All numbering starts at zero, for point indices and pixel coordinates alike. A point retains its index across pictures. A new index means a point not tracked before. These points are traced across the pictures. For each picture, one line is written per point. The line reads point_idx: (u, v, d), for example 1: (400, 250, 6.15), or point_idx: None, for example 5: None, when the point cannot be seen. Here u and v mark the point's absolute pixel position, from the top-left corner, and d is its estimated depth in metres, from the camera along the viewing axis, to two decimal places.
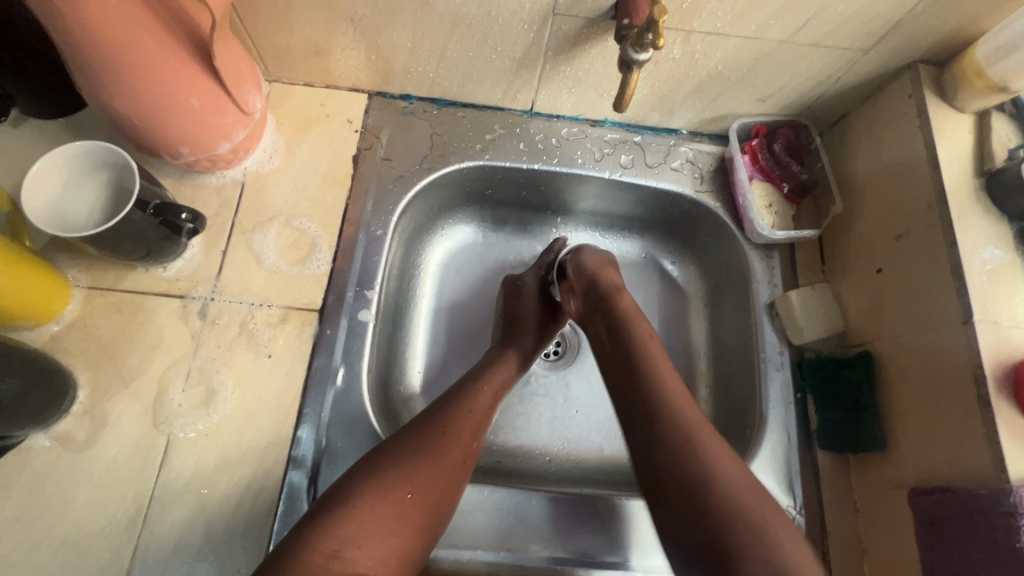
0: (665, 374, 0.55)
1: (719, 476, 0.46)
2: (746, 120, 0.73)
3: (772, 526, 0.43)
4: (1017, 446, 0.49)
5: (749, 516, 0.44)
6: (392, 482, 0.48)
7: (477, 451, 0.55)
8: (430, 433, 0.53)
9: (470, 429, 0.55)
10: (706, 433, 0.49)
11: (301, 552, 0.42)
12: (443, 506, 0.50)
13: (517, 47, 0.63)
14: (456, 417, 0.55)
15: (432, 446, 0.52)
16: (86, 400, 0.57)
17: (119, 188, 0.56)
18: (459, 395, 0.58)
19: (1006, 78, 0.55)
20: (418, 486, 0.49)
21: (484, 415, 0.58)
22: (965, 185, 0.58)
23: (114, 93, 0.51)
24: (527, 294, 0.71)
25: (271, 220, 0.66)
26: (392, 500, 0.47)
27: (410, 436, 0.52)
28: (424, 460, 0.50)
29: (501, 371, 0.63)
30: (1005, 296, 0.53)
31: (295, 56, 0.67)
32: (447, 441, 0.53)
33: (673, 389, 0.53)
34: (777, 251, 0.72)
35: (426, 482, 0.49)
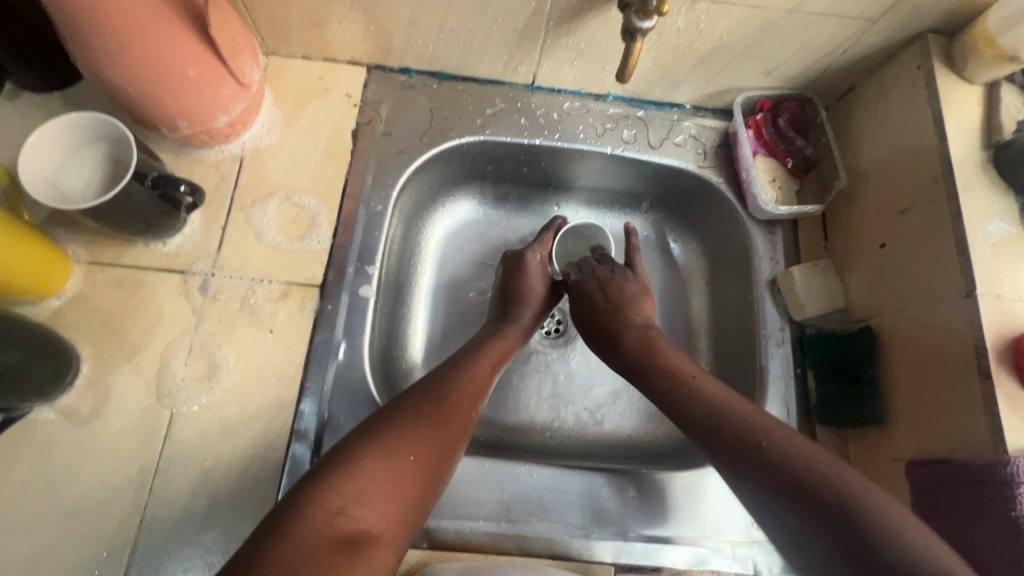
0: (721, 394, 0.54)
1: (810, 469, 0.45)
2: (751, 94, 0.72)
3: (881, 510, 0.41)
4: (1016, 418, 0.49)
5: (856, 505, 0.42)
6: (395, 445, 0.48)
7: (473, 421, 0.56)
8: (431, 400, 0.53)
9: (467, 399, 0.56)
10: (781, 435, 0.48)
11: (304, 509, 0.43)
12: (441, 470, 0.51)
13: (518, 17, 0.61)
14: (457, 386, 0.56)
15: (434, 412, 0.52)
16: (89, 374, 0.57)
17: (116, 160, 0.56)
18: (458, 365, 0.59)
19: (1017, 47, 0.54)
20: (420, 449, 0.49)
21: (482, 387, 0.58)
22: (972, 157, 0.57)
23: (107, 63, 0.50)
24: (527, 271, 0.70)
25: (271, 195, 0.66)
26: (395, 461, 0.47)
27: (411, 402, 0.53)
28: (425, 426, 0.51)
29: (501, 342, 0.64)
30: (1009, 270, 0.53)
31: (292, 28, 0.65)
32: (447, 409, 0.53)
33: (735, 405, 0.53)
34: (779, 227, 0.71)
35: (427, 445, 0.50)
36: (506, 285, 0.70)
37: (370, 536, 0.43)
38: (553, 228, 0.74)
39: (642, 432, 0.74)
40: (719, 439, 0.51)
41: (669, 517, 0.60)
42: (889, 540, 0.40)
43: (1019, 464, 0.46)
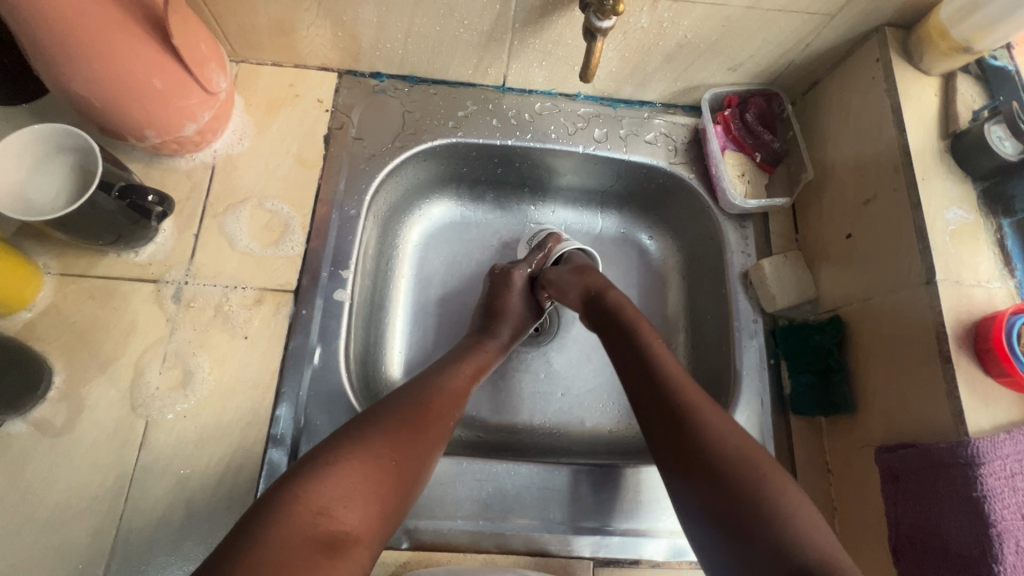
0: (670, 368, 0.56)
1: (730, 452, 0.48)
2: (719, 90, 0.73)
3: (783, 498, 0.45)
4: (977, 401, 0.50)
5: (757, 487, 0.46)
6: (378, 446, 0.49)
7: (454, 424, 0.56)
8: (418, 402, 0.54)
9: (449, 402, 0.56)
10: (715, 423, 0.50)
11: (287, 507, 0.43)
12: (422, 474, 0.51)
13: (483, 19, 0.62)
14: (442, 387, 0.57)
15: (416, 415, 0.53)
16: (62, 386, 0.57)
17: (82, 171, 0.56)
18: (440, 371, 0.59)
19: (969, 38, 0.55)
20: (403, 452, 0.50)
21: (462, 393, 0.59)
22: (930, 147, 0.58)
23: (69, 74, 0.50)
24: (513, 288, 0.70)
25: (243, 203, 0.66)
26: (377, 463, 0.48)
27: (395, 403, 0.53)
28: (408, 426, 0.51)
29: (482, 354, 0.64)
30: (967, 256, 0.54)
31: (260, 35, 0.66)
32: (430, 413, 0.54)
33: (681, 381, 0.54)
34: (750, 220, 0.73)
35: (409, 446, 0.50)
36: (492, 296, 0.70)
37: (350, 537, 0.44)
38: (543, 249, 0.74)
39: (623, 428, 0.74)
40: (659, 403, 0.53)
41: (647, 510, 0.61)
42: (778, 525, 0.44)
43: (979, 445, 0.47)
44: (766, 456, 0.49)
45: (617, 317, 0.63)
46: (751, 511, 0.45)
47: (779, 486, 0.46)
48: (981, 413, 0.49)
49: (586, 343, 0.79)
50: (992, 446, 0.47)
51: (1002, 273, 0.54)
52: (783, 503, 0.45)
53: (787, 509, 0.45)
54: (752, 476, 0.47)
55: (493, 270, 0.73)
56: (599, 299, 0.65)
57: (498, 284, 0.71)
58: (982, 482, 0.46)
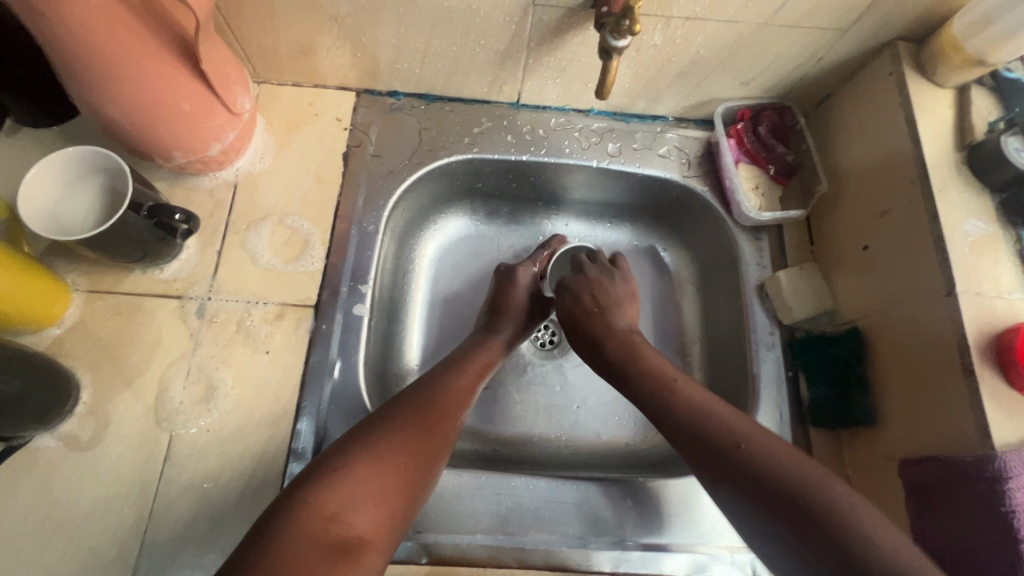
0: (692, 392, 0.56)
1: (775, 465, 0.47)
2: (731, 104, 0.74)
3: (838, 501, 0.44)
4: (1003, 414, 0.49)
5: (807, 489, 0.45)
6: (386, 451, 0.49)
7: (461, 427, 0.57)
8: (424, 405, 0.55)
9: (454, 404, 0.57)
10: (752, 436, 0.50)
11: (298, 514, 0.44)
12: (431, 475, 0.52)
13: (500, 39, 0.63)
14: (447, 389, 0.57)
15: (423, 418, 0.53)
16: (89, 401, 0.58)
17: (111, 191, 0.57)
18: (443, 373, 0.60)
19: (983, 51, 0.56)
20: (410, 455, 0.50)
21: (467, 395, 0.59)
22: (946, 159, 0.58)
23: (103, 98, 0.52)
24: (518, 285, 0.70)
25: (264, 219, 0.67)
26: (385, 467, 0.48)
27: (403, 408, 0.54)
28: (414, 429, 0.52)
29: (484, 352, 0.64)
30: (987, 267, 0.54)
31: (282, 56, 0.67)
32: (435, 415, 0.54)
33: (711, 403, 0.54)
34: (765, 233, 0.73)
35: (417, 450, 0.51)
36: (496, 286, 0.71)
37: (362, 542, 0.45)
38: (547, 247, 0.75)
39: (639, 441, 0.74)
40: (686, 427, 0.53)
41: (666, 524, 0.61)
42: (841, 524, 0.43)
43: (1006, 459, 0.46)
44: (814, 463, 0.48)
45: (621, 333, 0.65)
46: (810, 518, 0.44)
47: (831, 490, 0.45)
48: (1008, 427, 0.49)
49: None
50: (1020, 460, 0.46)
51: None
52: (841, 505, 0.44)
53: (844, 508, 0.44)
54: (799, 484, 0.46)
55: (501, 267, 0.73)
56: (606, 322, 0.67)
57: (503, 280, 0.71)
58: (1011, 497, 0.46)
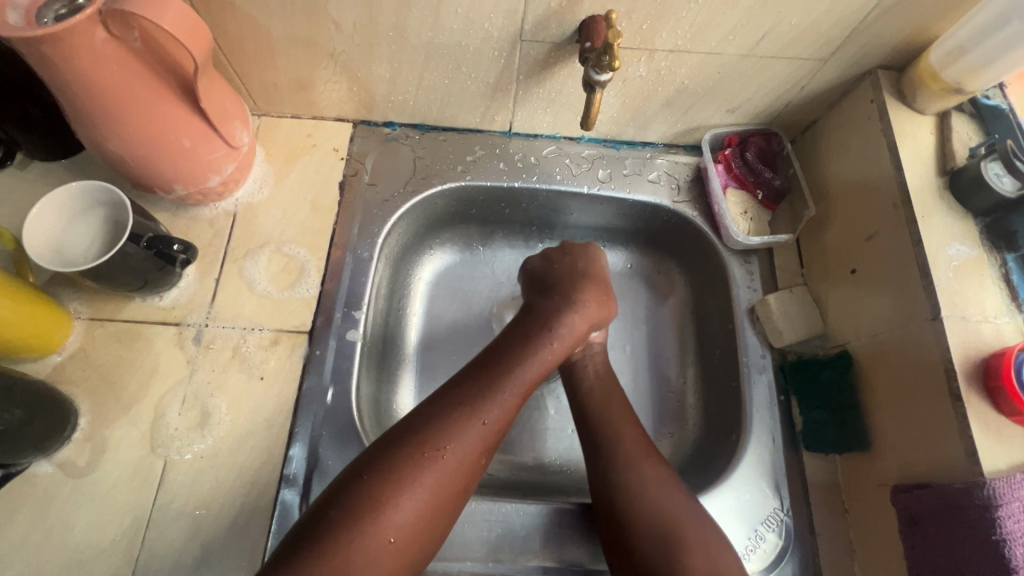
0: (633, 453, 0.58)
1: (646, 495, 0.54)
2: (718, 130, 0.75)
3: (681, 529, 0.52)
4: (991, 440, 0.49)
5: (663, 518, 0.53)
6: (376, 525, 0.46)
7: (482, 462, 0.53)
8: (430, 466, 0.49)
9: (478, 447, 0.52)
10: (659, 509, 0.54)
11: None
12: (440, 526, 0.50)
13: (490, 72, 0.66)
14: (464, 433, 0.51)
15: (426, 477, 0.49)
16: (87, 428, 0.59)
17: (113, 222, 0.59)
18: (469, 403, 0.53)
19: (961, 80, 0.57)
20: (405, 530, 0.47)
21: (499, 423, 0.53)
22: (928, 184, 0.59)
23: (108, 135, 0.54)
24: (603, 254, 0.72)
25: (262, 247, 0.69)
26: (377, 542, 0.46)
27: (403, 464, 0.49)
28: (411, 495, 0.48)
29: (542, 358, 0.59)
30: (971, 291, 0.54)
31: (281, 91, 0.70)
32: (440, 469, 0.49)
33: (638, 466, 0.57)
34: (755, 256, 0.73)
35: (416, 518, 0.48)
36: (544, 272, 0.69)
37: None
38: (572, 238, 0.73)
39: None
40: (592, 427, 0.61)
41: None
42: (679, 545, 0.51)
43: (994, 486, 0.46)
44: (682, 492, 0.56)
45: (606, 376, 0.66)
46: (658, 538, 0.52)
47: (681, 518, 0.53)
48: (996, 453, 0.49)
49: None
50: (1010, 487, 0.46)
51: (1009, 308, 0.55)
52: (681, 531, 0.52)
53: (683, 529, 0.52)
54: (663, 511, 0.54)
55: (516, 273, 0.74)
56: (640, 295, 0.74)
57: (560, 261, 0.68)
58: (1001, 525, 0.45)
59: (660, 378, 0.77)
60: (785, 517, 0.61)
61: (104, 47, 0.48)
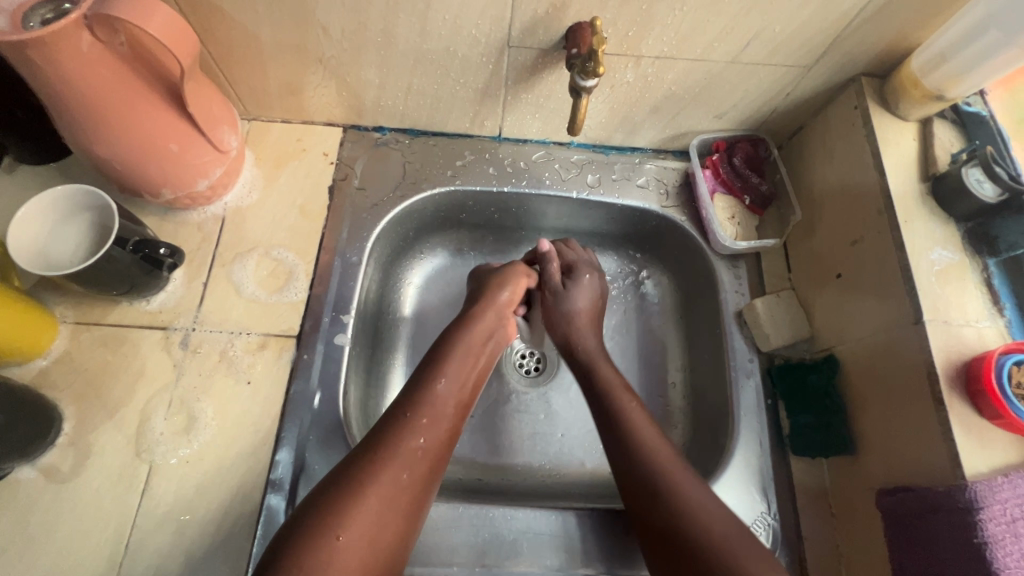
0: (672, 463, 0.54)
1: (647, 456, 0.55)
2: (706, 136, 0.76)
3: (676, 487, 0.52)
4: (973, 443, 0.50)
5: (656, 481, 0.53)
6: (322, 531, 0.45)
7: (428, 462, 0.52)
8: (373, 461, 0.50)
9: (412, 448, 0.52)
10: (712, 519, 0.50)
11: None
12: (400, 528, 0.49)
13: (478, 78, 0.66)
14: (393, 435, 0.52)
15: (364, 479, 0.49)
16: (72, 432, 0.59)
17: (100, 226, 0.59)
18: (395, 414, 0.54)
19: (941, 87, 0.58)
20: (353, 527, 0.46)
21: (429, 425, 0.54)
22: (911, 190, 0.60)
23: (93, 138, 0.54)
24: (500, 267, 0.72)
25: (250, 251, 0.69)
26: (326, 545, 0.45)
27: (343, 474, 0.49)
28: (351, 497, 0.47)
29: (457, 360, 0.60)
30: (954, 295, 0.55)
31: (271, 95, 0.70)
32: (377, 469, 0.49)
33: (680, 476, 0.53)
34: (742, 260, 0.74)
35: (363, 518, 0.47)
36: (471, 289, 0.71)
37: None
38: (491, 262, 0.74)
39: None
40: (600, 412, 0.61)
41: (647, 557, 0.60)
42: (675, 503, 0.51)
43: (976, 489, 0.46)
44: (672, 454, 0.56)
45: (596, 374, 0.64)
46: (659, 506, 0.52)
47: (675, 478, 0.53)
48: (978, 456, 0.49)
49: None
50: (990, 490, 0.46)
51: (991, 312, 0.55)
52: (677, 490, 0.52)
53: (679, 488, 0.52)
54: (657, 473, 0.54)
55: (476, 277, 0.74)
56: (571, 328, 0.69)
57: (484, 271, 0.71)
58: (983, 527, 0.46)
59: (650, 383, 0.77)
60: (772, 521, 0.61)
61: (88, 50, 0.47)
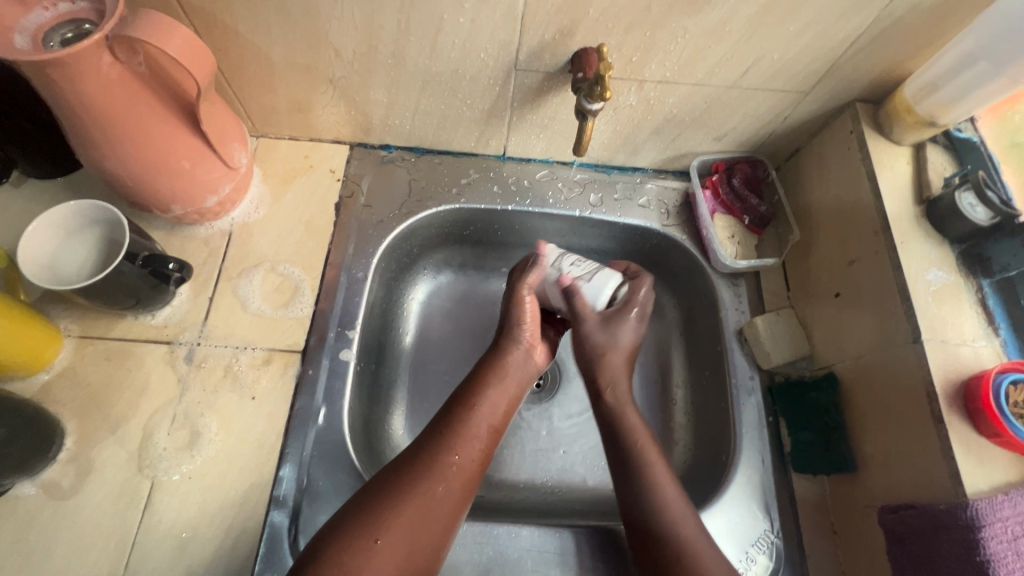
0: (665, 487, 0.57)
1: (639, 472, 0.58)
2: (706, 157, 0.77)
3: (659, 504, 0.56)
4: (973, 460, 0.50)
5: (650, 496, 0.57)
6: (363, 530, 0.48)
7: (468, 476, 0.55)
8: (408, 473, 0.53)
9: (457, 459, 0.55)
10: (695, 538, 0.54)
11: None
12: (437, 538, 0.51)
13: (485, 99, 0.68)
14: (438, 446, 0.55)
15: (407, 485, 0.52)
16: (73, 448, 0.58)
17: (109, 241, 0.60)
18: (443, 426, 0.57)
19: (933, 113, 0.60)
20: (392, 530, 0.49)
21: (473, 439, 0.57)
22: (906, 212, 0.61)
23: (106, 154, 0.54)
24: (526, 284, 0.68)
25: (256, 267, 0.69)
26: (365, 546, 0.47)
27: (387, 479, 0.52)
28: (392, 501, 0.50)
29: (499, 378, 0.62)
30: (950, 315, 0.56)
31: (280, 113, 0.71)
32: (419, 477, 0.52)
33: (670, 492, 0.57)
34: (742, 279, 0.75)
35: (403, 521, 0.50)
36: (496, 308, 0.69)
37: None
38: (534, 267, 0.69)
39: None
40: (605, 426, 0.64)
41: None
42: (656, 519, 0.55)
43: (978, 507, 0.47)
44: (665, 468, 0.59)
45: (609, 396, 0.65)
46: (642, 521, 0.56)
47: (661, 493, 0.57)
48: (978, 473, 0.50)
49: (586, 399, 0.79)
50: (992, 508, 0.47)
51: (986, 332, 0.56)
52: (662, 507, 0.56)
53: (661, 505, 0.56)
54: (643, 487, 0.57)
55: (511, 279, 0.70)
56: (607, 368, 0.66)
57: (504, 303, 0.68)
58: (986, 546, 0.46)
59: (650, 401, 0.77)
60: (775, 539, 0.62)
61: (108, 70, 0.49)
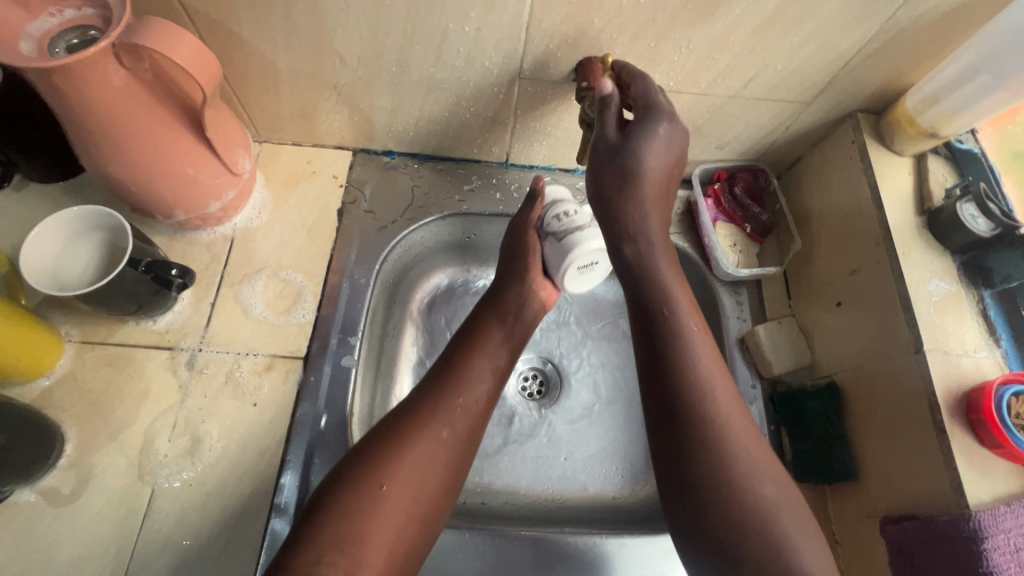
0: (735, 426, 0.49)
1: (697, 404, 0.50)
2: (708, 165, 0.77)
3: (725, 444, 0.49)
4: (975, 471, 0.51)
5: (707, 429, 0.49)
6: (367, 479, 0.47)
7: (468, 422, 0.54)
8: (409, 422, 0.52)
9: (460, 407, 0.54)
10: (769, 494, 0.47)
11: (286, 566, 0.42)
12: (442, 484, 0.51)
13: (489, 106, 0.68)
14: (439, 398, 0.54)
15: (411, 433, 0.51)
16: (73, 454, 0.58)
17: (111, 245, 0.60)
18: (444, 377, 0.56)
19: (935, 125, 0.61)
20: (396, 478, 0.48)
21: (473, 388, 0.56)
22: (908, 222, 0.62)
23: (111, 160, 0.54)
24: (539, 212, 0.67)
25: (259, 272, 0.69)
26: (369, 494, 0.46)
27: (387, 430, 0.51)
28: (394, 451, 0.49)
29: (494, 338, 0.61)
30: (951, 326, 0.56)
31: (283, 119, 0.71)
32: (420, 427, 0.51)
33: (735, 427, 0.50)
34: (744, 287, 0.75)
35: (408, 469, 0.49)
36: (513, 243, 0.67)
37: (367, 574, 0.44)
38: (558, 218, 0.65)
39: (626, 493, 0.74)
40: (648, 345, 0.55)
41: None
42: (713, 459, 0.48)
43: (980, 518, 0.47)
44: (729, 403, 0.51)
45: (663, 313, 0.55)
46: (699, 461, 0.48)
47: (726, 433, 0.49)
48: (979, 484, 0.50)
49: (586, 406, 0.79)
50: (994, 519, 0.47)
51: (988, 342, 0.57)
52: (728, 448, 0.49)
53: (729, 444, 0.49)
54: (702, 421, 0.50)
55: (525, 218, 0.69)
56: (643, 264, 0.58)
57: (505, 266, 0.67)
58: (987, 557, 0.47)
59: None
60: None
61: (114, 77, 0.49)
